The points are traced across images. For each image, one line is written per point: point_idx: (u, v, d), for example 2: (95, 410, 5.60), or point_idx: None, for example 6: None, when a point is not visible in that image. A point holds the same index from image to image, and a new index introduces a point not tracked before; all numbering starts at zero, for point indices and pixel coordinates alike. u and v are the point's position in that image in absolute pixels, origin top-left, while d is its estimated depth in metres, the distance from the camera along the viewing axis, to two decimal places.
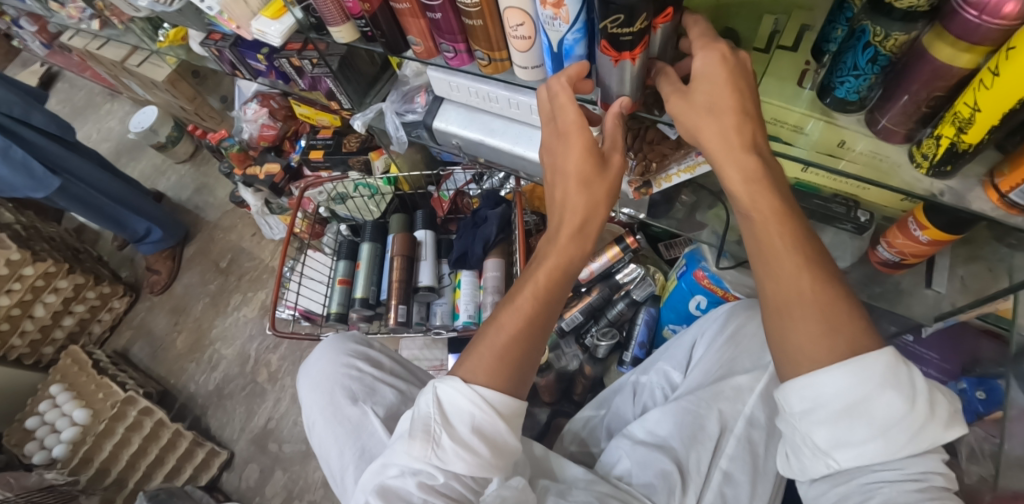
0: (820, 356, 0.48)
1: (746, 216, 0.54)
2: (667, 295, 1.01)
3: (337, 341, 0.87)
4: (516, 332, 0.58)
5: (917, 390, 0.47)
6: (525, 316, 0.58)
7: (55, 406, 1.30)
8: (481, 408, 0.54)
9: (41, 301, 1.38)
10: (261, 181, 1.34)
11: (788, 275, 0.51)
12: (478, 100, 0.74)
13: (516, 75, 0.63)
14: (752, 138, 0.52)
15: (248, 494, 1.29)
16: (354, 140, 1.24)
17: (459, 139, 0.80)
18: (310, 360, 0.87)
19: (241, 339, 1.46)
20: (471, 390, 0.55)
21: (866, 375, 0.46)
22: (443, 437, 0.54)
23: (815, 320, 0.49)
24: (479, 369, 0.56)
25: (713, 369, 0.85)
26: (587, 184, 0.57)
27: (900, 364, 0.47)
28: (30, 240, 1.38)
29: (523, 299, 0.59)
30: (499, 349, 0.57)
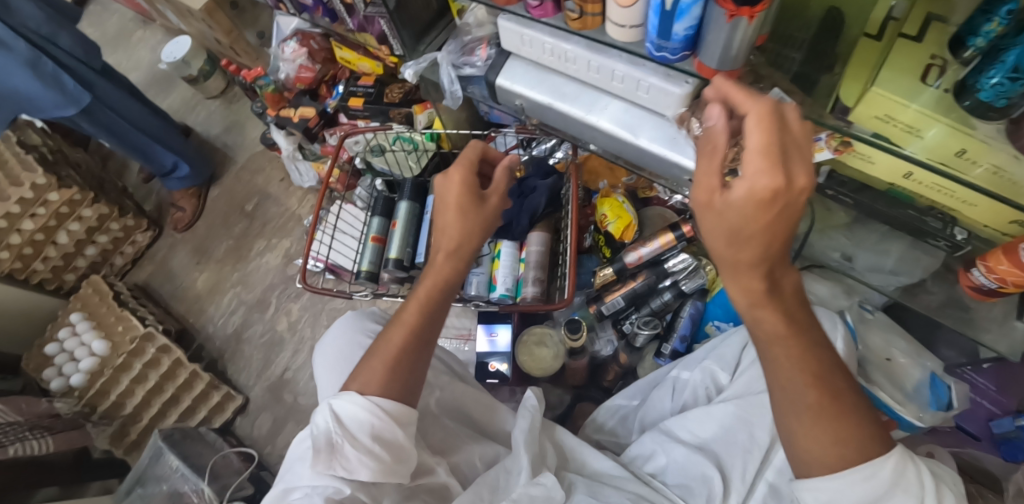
0: (837, 464, 0.46)
1: (752, 330, 0.49)
2: (717, 291, 0.97)
3: (353, 319, 0.83)
4: (402, 344, 0.65)
5: (925, 486, 0.47)
6: (410, 333, 0.66)
7: (75, 334, 1.29)
8: (377, 416, 0.60)
9: (65, 229, 1.35)
10: (295, 124, 1.30)
11: (795, 393, 0.47)
12: (552, 60, 0.67)
13: (608, 33, 0.58)
14: (784, 229, 0.44)
15: (261, 441, 1.28)
16: (395, 90, 1.17)
17: (524, 101, 0.73)
18: (323, 342, 0.83)
19: (262, 285, 1.43)
20: (367, 400, 0.61)
21: (875, 481, 0.46)
22: (345, 447, 0.59)
23: (829, 432, 0.46)
24: (370, 379, 0.62)
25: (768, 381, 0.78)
26: (455, 238, 0.69)
27: (906, 467, 0.46)
28: (57, 165, 1.34)
29: (407, 314, 0.67)
30: (391, 357, 0.64)
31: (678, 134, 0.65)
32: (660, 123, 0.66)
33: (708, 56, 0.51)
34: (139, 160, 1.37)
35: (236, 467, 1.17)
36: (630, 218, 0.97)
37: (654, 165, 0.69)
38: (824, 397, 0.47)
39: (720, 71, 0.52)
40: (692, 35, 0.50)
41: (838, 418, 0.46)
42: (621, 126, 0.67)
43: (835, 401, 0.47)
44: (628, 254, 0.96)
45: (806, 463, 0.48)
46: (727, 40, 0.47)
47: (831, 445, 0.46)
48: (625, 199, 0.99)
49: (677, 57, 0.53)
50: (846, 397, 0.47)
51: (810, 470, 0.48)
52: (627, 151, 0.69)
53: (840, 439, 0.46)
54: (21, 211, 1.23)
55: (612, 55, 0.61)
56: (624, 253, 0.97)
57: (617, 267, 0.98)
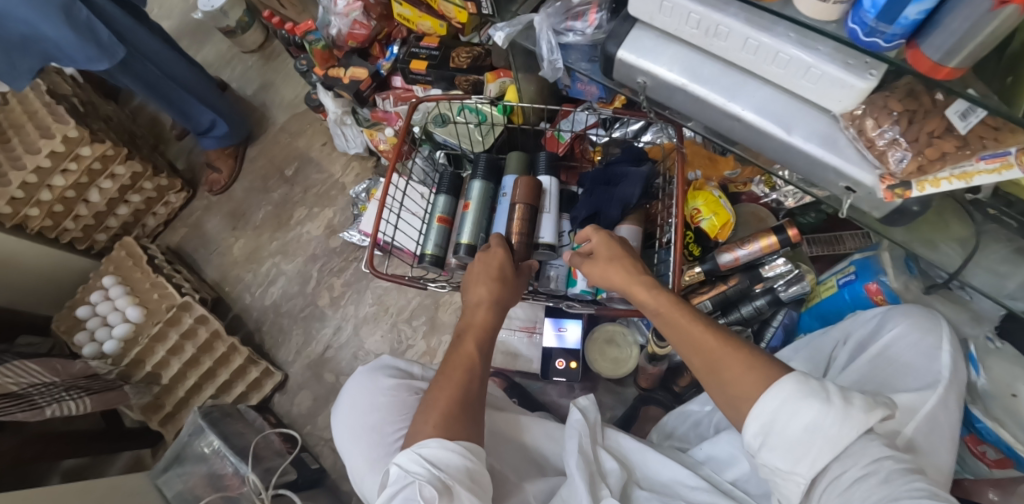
0: (755, 393, 0.55)
1: (656, 315, 0.67)
2: (817, 301, 0.89)
3: (367, 374, 0.88)
4: (461, 377, 0.67)
5: (830, 390, 0.53)
6: (465, 368, 0.68)
7: (107, 298, 1.22)
8: (471, 460, 0.61)
9: (96, 187, 1.26)
10: (345, 85, 1.19)
11: (717, 352, 0.59)
12: (697, 33, 0.57)
13: (795, 7, 0.48)
14: (643, 271, 0.70)
15: (301, 420, 1.22)
16: (462, 54, 1.07)
17: (649, 79, 0.64)
18: (341, 406, 0.87)
19: (303, 256, 1.35)
20: (460, 446, 0.61)
21: (774, 392, 0.54)
22: (456, 488, 0.58)
23: (742, 366, 0.57)
24: (450, 426, 0.63)
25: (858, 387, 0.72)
26: (490, 294, 0.75)
27: (804, 378, 0.54)
28: (88, 117, 1.25)
29: (468, 346, 0.70)
30: (454, 393, 0.65)
31: (838, 133, 0.55)
32: (819, 117, 0.56)
33: (933, 46, 0.41)
34: (175, 117, 1.28)
35: (277, 448, 1.12)
36: (729, 215, 0.87)
37: (800, 167, 0.59)
38: (723, 344, 0.59)
39: (941, 68, 0.42)
40: (922, 19, 0.41)
41: (743, 357, 0.57)
42: (770, 118, 0.57)
43: (736, 349, 0.58)
44: (722, 255, 0.86)
45: (739, 406, 0.56)
46: (971, 29, 0.38)
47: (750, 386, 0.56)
48: (722, 193, 0.89)
49: (889, 45, 0.44)
50: (744, 345, 0.59)
51: (742, 410, 0.56)
52: (770, 148, 0.59)
53: (750, 367, 0.56)
54: (52, 165, 1.15)
55: (779, 36, 0.52)
56: (717, 253, 0.87)
57: (708, 268, 0.88)
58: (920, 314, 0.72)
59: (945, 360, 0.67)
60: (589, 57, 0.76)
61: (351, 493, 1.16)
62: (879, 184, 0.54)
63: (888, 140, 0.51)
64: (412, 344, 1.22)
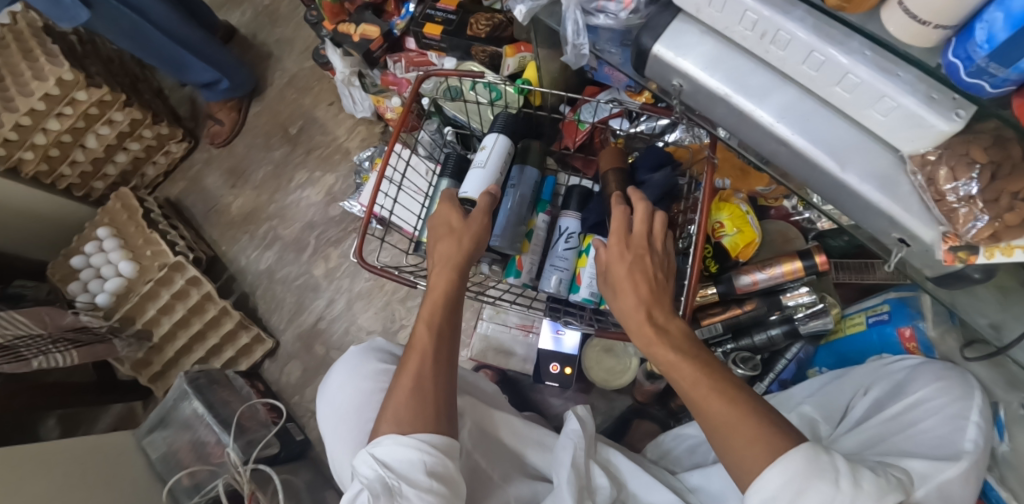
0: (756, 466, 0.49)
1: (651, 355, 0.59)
2: (841, 337, 0.84)
3: (360, 353, 0.78)
4: (416, 368, 0.61)
5: (842, 471, 0.47)
6: (421, 352, 0.62)
7: (101, 250, 1.18)
8: (425, 453, 0.56)
9: (94, 132, 1.21)
10: (354, 44, 1.10)
11: (717, 409, 0.52)
12: (754, 37, 0.50)
13: (888, 28, 0.43)
14: (643, 298, 0.61)
15: (288, 391, 1.20)
16: (482, 21, 0.96)
17: (685, 82, 0.56)
18: (330, 384, 0.77)
19: (301, 222, 1.30)
20: (408, 440, 0.56)
21: (786, 470, 0.47)
22: (403, 488, 0.54)
23: (740, 426, 0.50)
24: (400, 417, 0.58)
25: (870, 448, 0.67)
26: (452, 248, 0.68)
27: (818, 454, 0.48)
28: (86, 59, 1.19)
29: (421, 338, 0.63)
30: (410, 385, 0.60)
31: (900, 177, 0.50)
32: (880, 154, 0.50)
33: None
34: (170, 71, 1.20)
35: (261, 419, 1.10)
36: (754, 234, 0.80)
37: (846, 206, 0.54)
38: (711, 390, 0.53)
39: None
40: None
41: (745, 417, 0.50)
42: (824, 146, 0.50)
43: (734, 403, 0.51)
44: (741, 277, 0.80)
45: (739, 470, 0.50)
46: None
47: (745, 447, 0.49)
48: (750, 210, 0.82)
49: (996, 90, 0.39)
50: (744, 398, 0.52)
51: (742, 476, 0.49)
52: (817, 180, 0.53)
53: (755, 435, 0.49)
54: (46, 109, 1.10)
55: (850, 54, 0.46)
56: (734, 275, 0.81)
57: (722, 290, 0.81)
58: (954, 381, 0.67)
59: (970, 433, 0.62)
60: (621, 40, 0.66)
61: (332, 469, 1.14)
62: (941, 242, 0.49)
63: (963, 196, 0.46)
64: (406, 325, 1.18)
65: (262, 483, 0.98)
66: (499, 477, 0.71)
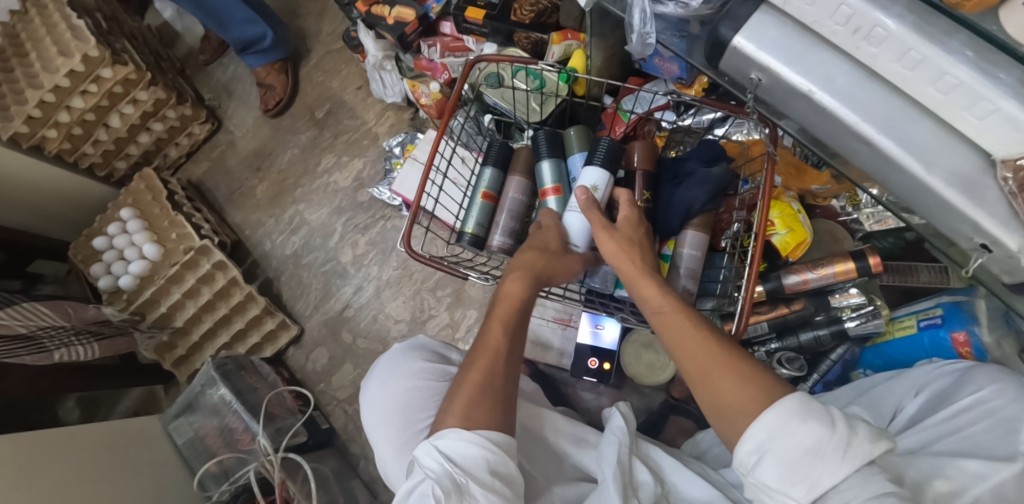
0: (749, 410, 0.50)
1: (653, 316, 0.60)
2: (888, 340, 0.83)
3: (402, 352, 0.76)
4: (484, 368, 0.60)
5: (835, 415, 0.48)
6: (493, 355, 0.61)
7: (124, 232, 1.16)
8: (491, 452, 0.55)
9: (117, 111, 1.18)
10: (388, 26, 1.06)
11: (720, 368, 0.53)
12: (844, 31, 0.48)
13: (1005, 26, 0.41)
14: (651, 266, 0.64)
15: (314, 378, 1.19)
16: (525, 6, 0.93)
17: (764, 76, 0.54)
18: (371, 387, 0.74)
19: (327, 208, 1.28)
20: (478, 438, 0.55)
21: (773, 412, 0.48)
22: (470, 485, 0.53)
23: (731, 379, 0.52)
24: (474, 414, 0.57)
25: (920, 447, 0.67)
26: (538, 258, 0.67)
27: (807, 398, 0.49)
28: (111, 35, 1.16)
29: (491, 335, 0.62)
30: (481, 383, 0.59)
31: (987, 181, 0.47)
32: (965, 155, 0.47)
33: None
34: (216, 30, 1.20)
35: (288, 407, 1.09)
36: (805, 233, 0.79)
37: (927, 210, 0.51)
38: (720, 352, 0.54)
39: None
40: None
41: (749, 374, 0.52)
42: (912, 149, 0.48)
43: (728, 350, 0.54)
44: (789, 276, 0.78)
45: (730, 418, 0.51)
46: None
47: (731, 387, 0.51)
48: (801, 208, 0.81)
49: None
50: (741, 355, 0.53)
51: (733, 424, 0.51)
52: (898, 183, 0.51)
53: (744, 377, 0.51)
54: (71, 87, 1.07)
55: (951, 54, 0.44)
56: (783, 274, 0.79)
57: (770, 288, 0.80)
58: (1011, 382, 0.65)
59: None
60: (678, 31, 0.64)
61: (358, 457, 1.14)
62: None
63: None
64: (435, 315, 1.17)
65: (292, 471, 0.98)
66: (542, 479, 0.70)
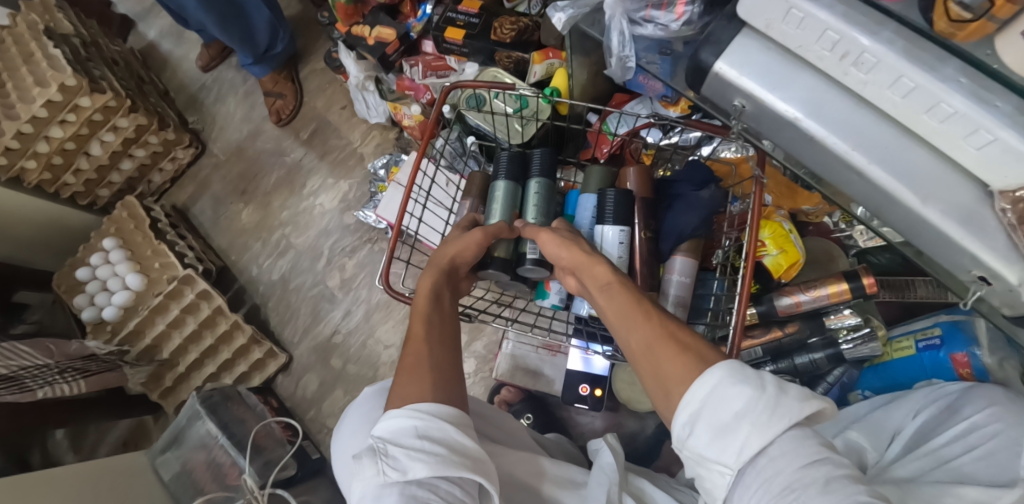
0: (683, 381, 0.46)
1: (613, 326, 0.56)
2: (887, 360, 0.80)
3: (372, 399, 0.71)
4: (424, 351, 0.58)
5: (764, 377, 0.44)
6: (432, 340, 0.60)
7: (107, 262, 1.14)
8: (418, 418, 0.51)
9: (98, 139, 1.16)
10: (368, 47, 1.06)
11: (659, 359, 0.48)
12: (830, 59, 0.45)
13: (1002, 49, 0.38)
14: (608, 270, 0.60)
15: (304, 405, 1.17)
16: (506, 24, 0.91)
17: (748, 102, 0.51)
18: (339, 434, 0.70)
19: (315, 230, 1.26)
20: (402, 409, 0.52)
21: (705, 377, 0.44)
22: (391, 448, 0.50)
23: (673, 353, 0.48)
24: (407, 392, 0.54)
25: (925, 471, 0.64)
26: (458, 251, 0.69)
27: (738, 364, 0.45)
28: (90, 61, 1.13)
29: (417, 327, 0.61)
30: (422, 364, 0.57)
31: (986, 212, 0.44)
32: (963, 185, 0.44)
33: None
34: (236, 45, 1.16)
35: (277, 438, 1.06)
36: (798, 253, 0.76)
37: (923, 241, 0.48)
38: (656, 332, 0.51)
39: None
40: None
41: (674, 343, 0.49)
42: (906, 178, 0.45)
43: (660, 327, 0.51)
44: (782, 299, 0.76)
45: (669, 395, 0.46)
46: None
47: (668, 362, 0.48)
48: (793, 227, 0.78)
49: None
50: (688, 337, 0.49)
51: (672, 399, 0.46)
52: (892, 212, 0.48)
53: (683, 354, 0.48)
54: (48, 116, 1.05)
55: (946, 82, 0.41)
56: (776, 296, 0.77)
57: (762, 311, 0.78)
58: (1009, 406, 0.64)
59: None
60: (661, 49, 0.61)
61: None
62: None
63: None
64: None
65: None
66: None
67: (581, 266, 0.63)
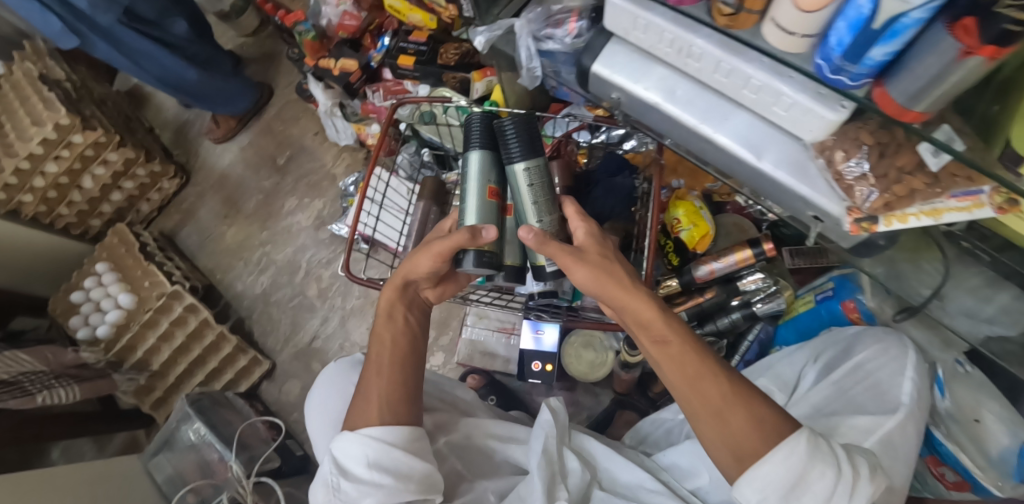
0: (760, 450, 0.50)
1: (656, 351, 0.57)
2: (794, 315, 0.91)
3: (342, 368, 0.81)
4: (390, 379, 0.67)
5: (840, 456, 0.51)
6: (394, 365, 0.68)
7: (100, 284, 1.23)
8: (368, 447, 0.61)
9: (89, 173, 1.27)
10: (334, 77, 1.19)
11: (726, 417, 0.52)
12: (671, 52, 0.56)
13: (764, 36, 0.46)
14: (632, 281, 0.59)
15: (287, 408, 1.25)
16: (451, 50, 1.06)
17: (622, 94, 0.63)
18: (314, 397, 0.81)
19: (293, 246, 1.36)
20: (355, 438, 0.61)
21: (780, 451, 0.49)
22: (343, 483, 0.60)
23: (743, 417, 0.52)
24: (366, 417, 0.63)
25: (823, 407, 0.74)
26: (428, 266, 0.67)
27: (812, 436, 0.51)
28: (81, 103, 1.25)
29: (379, 355, 0.69)
30: (385, 388, 0.66)
31: (808, 162, 0.55)
32: (786, 142, 0.55)
33: (899, 89, 0.39)
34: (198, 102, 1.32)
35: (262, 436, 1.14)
36: (708, 227, 0.88)
37: (771, 192, 0.59)
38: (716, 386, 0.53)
39: (908, 111, 0.40)
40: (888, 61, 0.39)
41: (736, 398, 0.53)
42: (743, 141, 0.56)
43: (717, 380, 0.54)
44: (698, 267, 0.86)
45: (739, 459, 0.51)
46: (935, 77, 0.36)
47: (739, 429, 0.52)
48: (703, 204, 0.90)
49: (855, 84, 0.41)
50: (746, 392, 0.53)
51: (742, 464, 0.51)
52: (741, 170, 0.59)
53: (757, 421, 0.52)
54: (44, 153, 1.15)
55: (751, 62, 0.50)
56: (694, 266, 0.87)
57: (684, 281, 0.88)
58: (890, 342, 0.75)
59: (907, 385, 0.70)
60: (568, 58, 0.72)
61: None
62: (846, 215, 0.53)
63: (857, 175, 0.51)
64: None
65: (265, 495, 1.02)
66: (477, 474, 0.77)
67: (613, 296, 0.59)
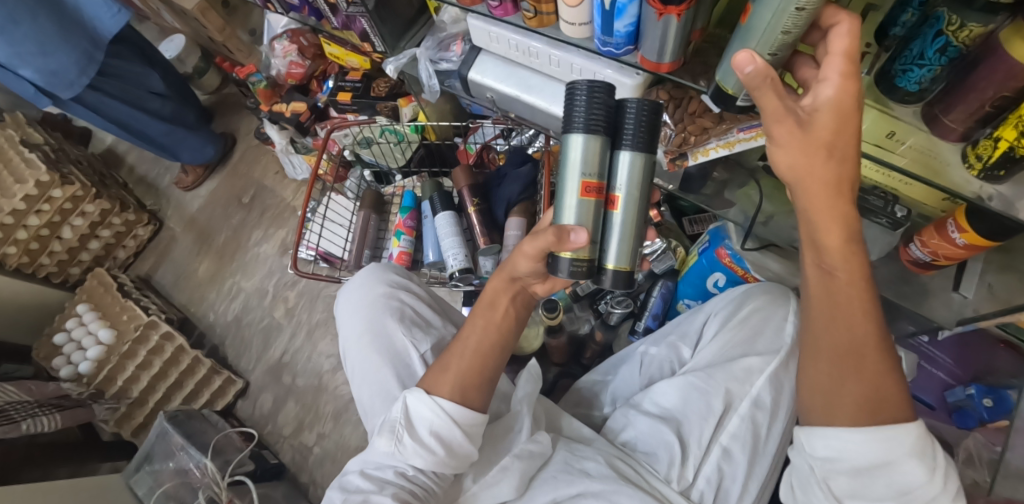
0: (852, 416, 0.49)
1: (830, 271, 0.50)
2: (686, 270, 1.03)
3: (377, 274, 0.88)
4: (466, 367, 0.64)
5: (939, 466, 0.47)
6: (478, 362, 0.65)
7: (81, 324, 1.34)
8: (439, 416, 0.61)
9: (68, 224, 1.40)
10: (287, 118, 1.34)
11: (848, 383, 0.49)
12: (518, 54, 0.74)
13: (561, 30, 0.63)
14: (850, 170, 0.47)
15: (261, 420, 1.34)
16: (382, 84, 1.24)
17: (495, 94, 0.81)
18: (348, 293, 0.88)
19: (260, 273, 1.49)
20: (432, 400, 0.61)
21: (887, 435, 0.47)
22: (406, 436, 0.60)
23: (858, 382, 0.49)
24: (441, 383, 0.64)
25: (724, 351, 0.80)
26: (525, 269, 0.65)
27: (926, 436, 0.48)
28: (59, 162, 1.39)
29: (472, 330, 0.67)
30: (462, 369, 0.64)
31: None
32: None
33: (648, 50, 0.55)
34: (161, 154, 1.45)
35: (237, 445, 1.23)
36: None
37: None
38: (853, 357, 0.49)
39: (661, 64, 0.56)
40: (631, 31, 0.54)
41: (868, 374, 0.49)
42: None
43: (858, 351, 0.49)
44: None
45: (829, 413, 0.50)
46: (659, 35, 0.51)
47: (852, 405, 0.49)
48: None
49: (620, 51, 0.57)
50: (875, 354, 0.49)
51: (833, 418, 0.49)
52: None
53: (868, 400, 0.48)
54: (26, 208, 1.29)
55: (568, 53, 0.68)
56: None
57: None
58: (777, 292, 0.81)
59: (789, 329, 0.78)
60: None
61: (308, 483, 1.26)
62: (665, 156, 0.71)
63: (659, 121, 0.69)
64: None
65: (240, 492, 1.11)
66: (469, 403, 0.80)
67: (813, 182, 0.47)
